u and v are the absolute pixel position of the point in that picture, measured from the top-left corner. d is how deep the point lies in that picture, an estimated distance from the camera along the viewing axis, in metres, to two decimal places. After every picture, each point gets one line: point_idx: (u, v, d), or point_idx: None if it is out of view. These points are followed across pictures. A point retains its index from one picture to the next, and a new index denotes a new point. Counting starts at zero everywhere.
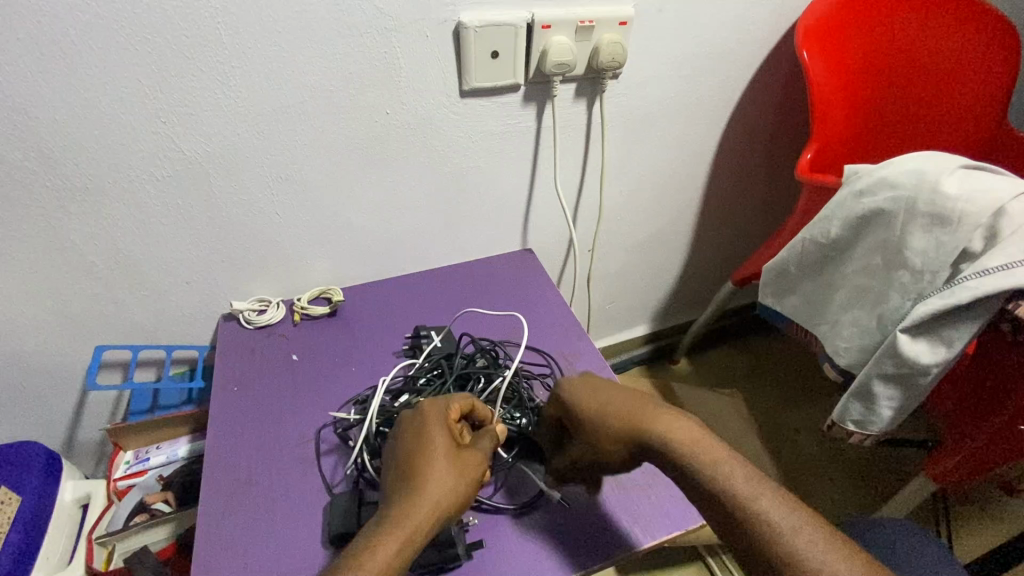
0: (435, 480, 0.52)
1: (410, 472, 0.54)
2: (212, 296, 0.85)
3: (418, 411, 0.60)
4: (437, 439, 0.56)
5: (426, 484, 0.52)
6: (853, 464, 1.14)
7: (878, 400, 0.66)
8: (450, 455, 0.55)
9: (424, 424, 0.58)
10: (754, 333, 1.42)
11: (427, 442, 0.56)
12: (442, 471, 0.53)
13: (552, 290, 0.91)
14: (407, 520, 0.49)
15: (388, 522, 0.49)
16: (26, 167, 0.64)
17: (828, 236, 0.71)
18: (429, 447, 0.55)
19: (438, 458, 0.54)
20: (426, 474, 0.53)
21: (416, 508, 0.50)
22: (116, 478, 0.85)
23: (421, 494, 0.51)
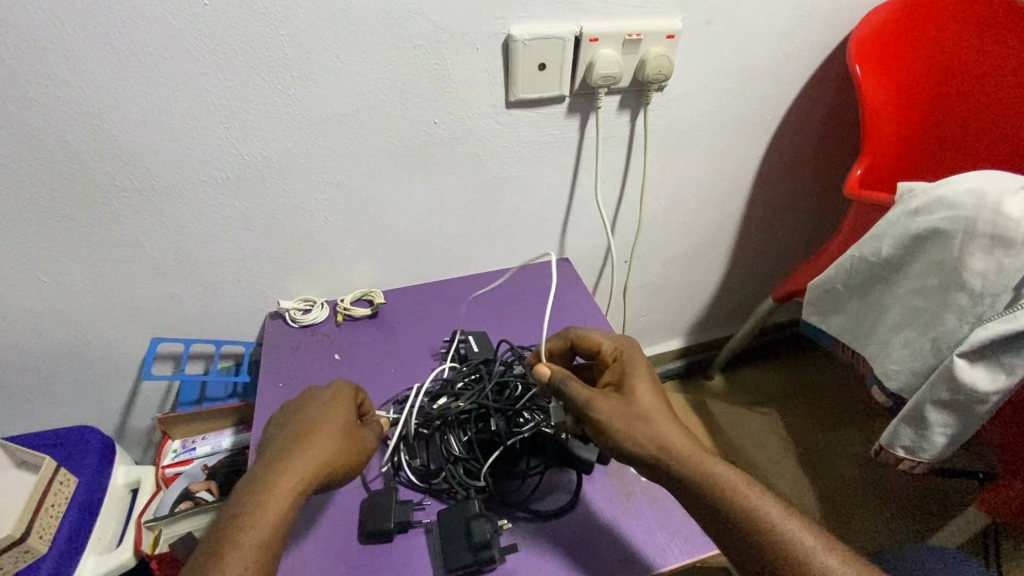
0: (323, 443, 0.57)
1: (295, 438, 0.57)
2: (260, 295, 0.88)
3: (313, 391, 0.65)
4: (323, 411, 0.61)
5: (313, 445, 0.56)
6: (897, 493, 1.09)
7: (932, 426, 0.63)
8: (336, 420, 0.60)
9: (315, 402, 0.63)
10: (794, 351, 1.38)
11: (318, 413, 0.60)
12: (330, 434, 0.58)
13: (589, 300, 0.91)
14: (291, 474, 0.53)
15: (277, 477, 0.53)
16: (100, 167, 0.69)
17: (879, 254, 0.69)
18: (318, 417, 0.60)
19: (325, 425, 0.59)
20: (313, 438, 0.57)
21: (299, 466, 0.54)
22: (164, 466, 0.88)
23: (308, 454, 0.55)
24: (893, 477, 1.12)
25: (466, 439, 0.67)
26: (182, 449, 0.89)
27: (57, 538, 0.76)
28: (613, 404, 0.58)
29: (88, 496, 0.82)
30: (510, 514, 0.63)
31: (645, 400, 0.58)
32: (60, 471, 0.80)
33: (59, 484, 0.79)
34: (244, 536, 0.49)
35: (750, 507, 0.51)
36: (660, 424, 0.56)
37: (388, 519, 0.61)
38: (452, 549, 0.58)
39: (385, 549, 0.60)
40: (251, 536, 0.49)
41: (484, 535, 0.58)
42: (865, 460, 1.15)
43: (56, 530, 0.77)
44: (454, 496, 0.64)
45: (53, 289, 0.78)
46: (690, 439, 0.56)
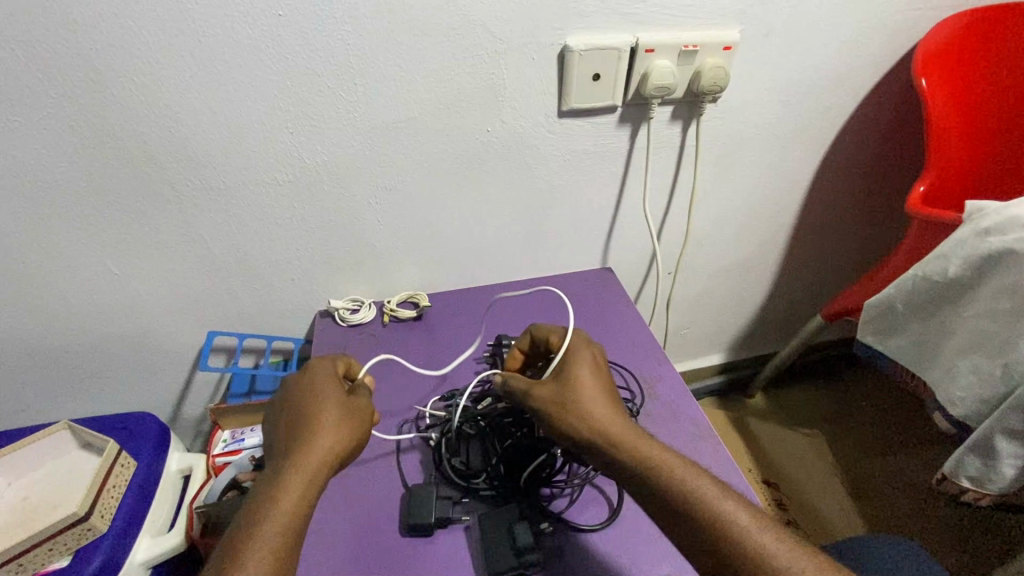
0: (328, 428, 0.58)
1: (301, 426, 0.58)
2: (312, 294, 0.91)
3: (305, 373, 0.65)
4: (322, 394, 0.62)
5: (323, 430, 0.57)
6: (953, 525, 1.04)
7: (1001, 457, 0.60)
8: (337, 401, 0.61)
9: (310, 387, 0.63)
10: (840, 373, 1.33)
11: (316, 397, 0.61)
12: (334, 417, 0.59)
13: (633, 310, 0.91)
14: (304, 458, 0.55)
15: (291, 466, 0.54)
16: (175, 168, 0.73)
17: (945, 275, 0.66)
18: (320, 403, 0.60)
19: (325, 407, 0.60)
20: (318, 422, 0.58)
21: (310, 454, 0.55)
22: (215, 455, 0.92)
23: (316, 439, 0.57)
24: (948, 509, 1.07)
25: (508, 442, 0.67)
26: (232, 439, 0.93)
27: (117, 518, 0.80)
28: (549, 387, 0.59)
29: (145, 479, 0.86)
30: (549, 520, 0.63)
31: (581, 387, 0.58)
32: (122, 454, 0.83)
33: (120, 467, 0.82)
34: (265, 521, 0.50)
35: (693, 498, 0.49)
36: (596, 413, 0.56)
37: (429, 514, 0.61)
38: (495, 551, 0.59)
39: (425, 546, 0.61)
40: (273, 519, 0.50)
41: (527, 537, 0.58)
42: (917, 489, 1.10)
43: (116, 511, 0.81)
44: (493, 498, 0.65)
45: (123, 280, 0.82)
46: (632, 427, 0.55)
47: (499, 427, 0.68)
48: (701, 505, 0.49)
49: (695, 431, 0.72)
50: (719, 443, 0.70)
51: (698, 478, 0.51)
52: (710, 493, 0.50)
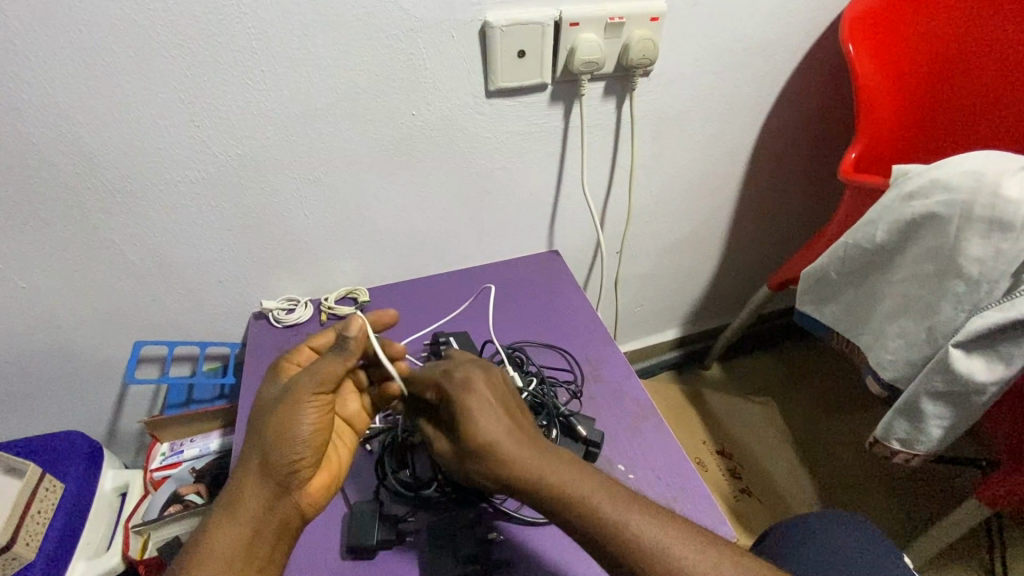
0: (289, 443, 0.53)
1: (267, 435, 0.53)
2: (245, 295, 0.87)
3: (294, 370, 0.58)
4: (289, 397, 0.55)
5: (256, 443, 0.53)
6: (897, 482, 1.08)
7: (927, 419, 0.61)
8: (311, 403, 0.54)
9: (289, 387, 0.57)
10: (791, 340, 1.36)
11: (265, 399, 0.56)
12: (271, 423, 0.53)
13: (578, 292, 0.90)
14: (258, 475, 0.52)
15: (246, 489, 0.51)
16: (71, 170, 0.67)
17: (873, 241, 0.67)
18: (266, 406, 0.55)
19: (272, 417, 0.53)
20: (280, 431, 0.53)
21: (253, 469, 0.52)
22: (152, 469, 0.88)
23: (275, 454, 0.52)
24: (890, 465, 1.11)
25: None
26: (170, 451, 0.89)
27: (44, 545, 0.76)
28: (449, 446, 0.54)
29: (75, 501, 0.81)
30: (500, 524, 0.61)
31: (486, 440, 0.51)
32: (46, 478, 0.79)
33: (44, 492, 0.78)
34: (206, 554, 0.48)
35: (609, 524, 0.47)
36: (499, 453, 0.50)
37: (368, 535, 0.59)
38: (438, 563, 0.58)
39: (365, 563, 0.59)
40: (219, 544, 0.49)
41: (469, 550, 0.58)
42: (864, 449, 1.14)
43: (43, 539, 0.76)
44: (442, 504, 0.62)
45: (33, 294, 0.77)
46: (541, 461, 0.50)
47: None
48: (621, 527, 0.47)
49: (639, 413, 0.72)
50: (662, 423, 0.71)
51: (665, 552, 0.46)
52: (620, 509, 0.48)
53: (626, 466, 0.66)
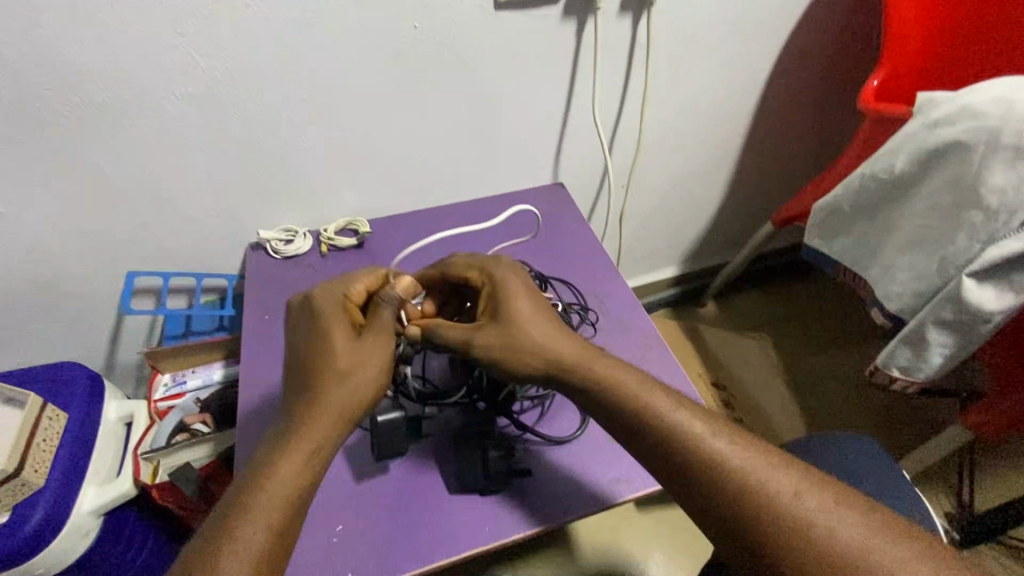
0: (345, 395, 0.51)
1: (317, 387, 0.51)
2: (241, 225, 0.84)
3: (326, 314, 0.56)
4: (353, 339, 0.54)
5: (326, 376, 0.51)
6: (878, 410, 1.14)
7: (930, 346, 0.62)
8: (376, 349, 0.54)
9: (320, 332, 0.55)
10: (790, 277, 1.36)
11: (330, 334, 0.54)
12: (343, 360, 0.52)
13: (584, 226, 0.88)
14: (325, 412, 0.50)
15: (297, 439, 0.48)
16: (42, 80, 0.62)
17: (892, 173, 0.65)
18: (335, 345, 0.53)
19: (349, 356, 0.53)
20: (333, 373, 0.52)
21: (328, 401, 0.50)
22: (156, 399, 0.87)
23: (328, 398, 0.51)
24: (874, 396, 1.16)
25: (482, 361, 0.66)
26: (173, 382, 0.88)
27: (56, 466, 0.76)
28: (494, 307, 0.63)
29: (81, 429, 0.81)
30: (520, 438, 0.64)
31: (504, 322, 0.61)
32: (48, 407, 0.78)
33: (48, 420, 0.77)
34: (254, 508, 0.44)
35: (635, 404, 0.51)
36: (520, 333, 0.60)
37: (400, 448, 0.60)
38: (465, 476, 0.60)
39: (380, 484, 0.60)
40: (269, 495, 0.45)
41: (499, 468, 0.59)
42: (850, 382, 1.18)
43: (53, 463, 0.76)
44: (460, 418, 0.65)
45: (13, 219, 0.72)
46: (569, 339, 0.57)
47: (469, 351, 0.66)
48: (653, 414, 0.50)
49: (647, 343, 0.73)
50: (668, 353, 0.72)
51: (696, 439, 0.48)
52: (640, 393, 0.51)
53: None
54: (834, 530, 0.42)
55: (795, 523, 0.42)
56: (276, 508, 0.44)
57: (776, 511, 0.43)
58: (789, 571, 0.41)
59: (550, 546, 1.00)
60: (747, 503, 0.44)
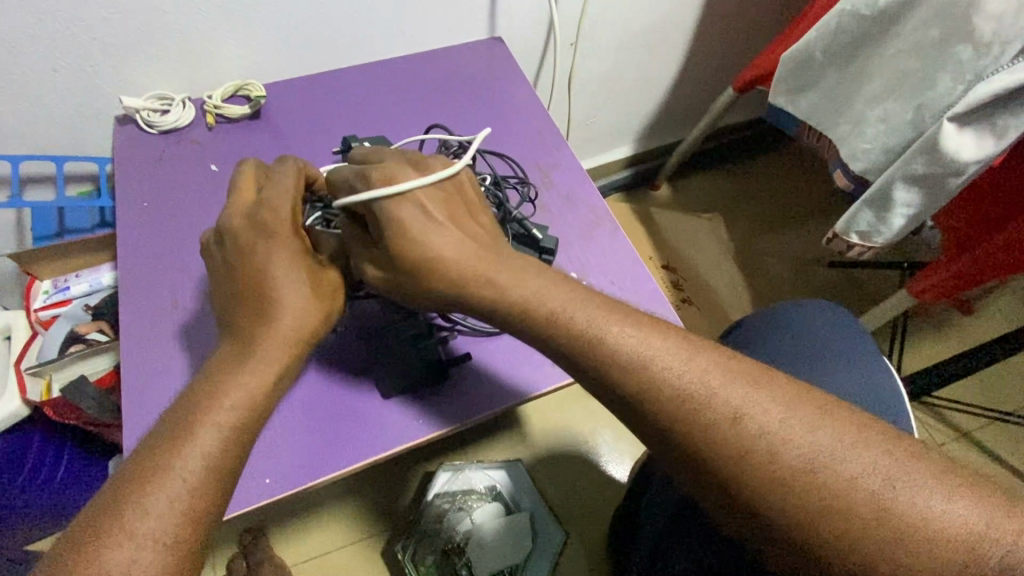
0: (289, 320, 0.44)
1: (248, 313, 0.45)
2: (97, 92, 0.67)
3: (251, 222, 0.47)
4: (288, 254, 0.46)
5: (256, 305, 0.45)
6: (821, 286, 1.15)
7: (895, 206, 0.58)
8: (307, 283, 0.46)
9: (243, 242, 0.46)
10: (747, 154, 1.29)
11: (259, 255, 0.46)
12: (279, 285, 0.45)
13: (525, 88, 0.76)
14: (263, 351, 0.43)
15: (240, 369, 0.42)
16: None
17: (875, 5, 0.56)
18: (263, 263, 0.45)
19: (283, 280, 0.45)
20: (270, 301, 0.44)
21: (263, 331, 0.44)
22: (36, 310, 0.76)
23: (269, 326, 0.44)
24: (820, 272, 1.16)
25: None
26: (55, 289, 0.76)
27: None
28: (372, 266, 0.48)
29: None
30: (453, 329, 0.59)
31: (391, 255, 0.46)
32: None
33: None
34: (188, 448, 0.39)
35: (594, 343, 0.42)
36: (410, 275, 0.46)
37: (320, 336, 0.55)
38: (393, 368, 0.55)
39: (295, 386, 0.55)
40: (208, 429, 0.40)
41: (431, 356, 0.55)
42: (799, 260, 1.18)
43: None
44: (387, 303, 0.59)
45: None
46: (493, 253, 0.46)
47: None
48: (617, 355, 0.41)
49: (593, 218, 0.66)
50: (617, 228, 0.65)
51: (667, 377, 0.40)
52: (591, 320, 0.42)
53: (579, 272, 0.62)
54: (782, 440, 0.38)
55: (782, 462, 0.37)
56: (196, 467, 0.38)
57: (764, 455, 0.38)
58: (778, 513, 0.37)
59: (502, 431, 1.00)
60: (727, 445, 0.38)
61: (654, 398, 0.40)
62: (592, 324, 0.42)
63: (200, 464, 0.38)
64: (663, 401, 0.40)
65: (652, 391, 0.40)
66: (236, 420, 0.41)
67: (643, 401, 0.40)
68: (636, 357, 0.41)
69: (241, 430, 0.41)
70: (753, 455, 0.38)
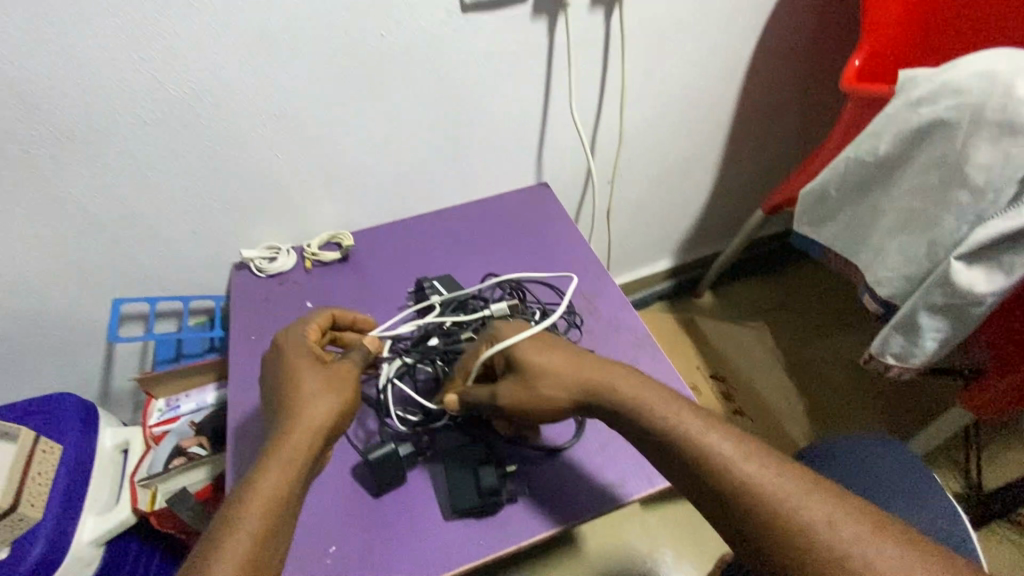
0: (312, 406, 0.54)
1: (282, 413, 0.54)
2: (223, 245, 0.83)
3: (280, 346, 0.61)
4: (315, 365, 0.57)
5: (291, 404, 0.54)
6: (881, 394, 1.12)
7: (923, 332, 0.61)
8: (331, 385, 0.56)
9: (286, 359, 0.58)
10: (786, 262, 1.35)
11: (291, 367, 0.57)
12: (307, 388, 0.55)
13: (569, 225, 0.87)
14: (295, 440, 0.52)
15: (273, 451, 0.51)
16: (10, 116, 0.61)
17: (877, 155, 0.64)
18: (297, 373, 0.56)
19: (309, 381, 0.56)
20: (300, 400, 0.54)
21: (297, 422, 0.53)
22: (151, 425, 0.87)
23: (299, 419, 0.53)
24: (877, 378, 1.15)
25: None
26: (168, 407, 0.88)
27: (51, 504, 0.76)
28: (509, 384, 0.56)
29: (77, 460, 0.81)
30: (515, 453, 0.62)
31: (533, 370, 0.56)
32: (42, 440, 0.77)
33: (42, 454, 0.77)
34: (241, 520, 0.46)
35: (694, 440, 0.49)
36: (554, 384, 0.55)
37: (394, 472, 0.59)
38: (459, 494, 0.58)
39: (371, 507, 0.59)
40: (254, 506, 0.47)
41: (491, 482, 0.57)
42: (853, 366, 1.17)
43: (49, 496, 0.76)
44: (453, 433, 0.62)
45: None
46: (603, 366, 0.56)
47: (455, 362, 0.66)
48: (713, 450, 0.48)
49: (635, 343, 0.72)
50: (659, 352, 0.71)
51: (755, 473, 0.46)
52: (693, 426, 0.50)
53: None
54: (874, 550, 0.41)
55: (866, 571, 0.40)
56: (239, 550, 0.44)
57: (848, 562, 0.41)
58: None
59: (557, 547, 0.99)
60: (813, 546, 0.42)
61: (743, 492, 0.46)
62: (697, 428, 0.50)
63: (244, 539, 0.45)
64: (751, 497, 0.45)
65: (745, 485, 0.46)
66: (275, 503, 0.48)
67: (733, 496, 0.46)
68: (728, 454, 0.47)
69: (277, 507, 0.48)
70: (839, 556, 0.41)
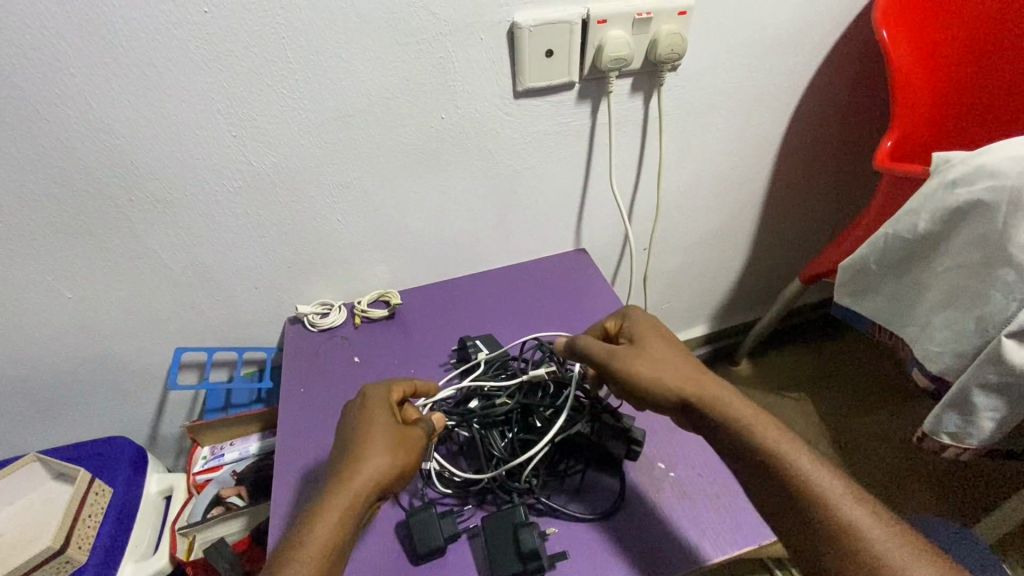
0: (369, 465, 0.54)
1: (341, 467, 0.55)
2: (280, 301, 0.89)
3: (356, 397, 0.63)
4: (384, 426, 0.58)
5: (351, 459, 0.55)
6: (938, 476, 1.06)
7: (980, 411, 0.60)
8: (391, 450, 0.56)
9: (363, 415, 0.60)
10: (823, 332, 1.33)
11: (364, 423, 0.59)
12: (371, 445, 0.56)
13: (607, 290, 0.90)
14: (338, 504, 0.52)
15: (323, 507, 0.52)
16: (115, 184, 0.69)
17: (916, 231, 0.65)
18: (368, 431, 0.57)
19: (375, 441, 0.56)
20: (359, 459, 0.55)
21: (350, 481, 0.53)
22: (195, 472, 0.89)
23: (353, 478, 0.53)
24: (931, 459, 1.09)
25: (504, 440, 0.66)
26: (211, 455, 0.90)
27: (96, 547, 0.78)
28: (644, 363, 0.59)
29: (123, 504, 0.83)
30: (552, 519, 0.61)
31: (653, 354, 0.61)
32: (96, 482, 0.81)
33: (94, 495, 0.80)
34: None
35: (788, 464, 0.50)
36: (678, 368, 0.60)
37: (433, 534, 0.58)
38: (500, 556, 0.57)
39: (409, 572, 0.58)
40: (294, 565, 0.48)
41: (532, 542, 0.56)
42: (906, 445, 1.11)
43: (94, 539, 0.78)
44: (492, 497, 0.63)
45: (79, 303, 0.78)
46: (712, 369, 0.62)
47: (492, 424, 0.67)
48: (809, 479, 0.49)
49: None
50: None
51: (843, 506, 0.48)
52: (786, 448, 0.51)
53: (667, 463, 0.65)
54: None
55: None
56: None
57: None
58: None
59: None
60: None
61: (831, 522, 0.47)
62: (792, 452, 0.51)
63: None
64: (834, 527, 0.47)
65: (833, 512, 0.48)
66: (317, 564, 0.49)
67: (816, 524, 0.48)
68: (822, 483, 0.49)
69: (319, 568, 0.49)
70: None
